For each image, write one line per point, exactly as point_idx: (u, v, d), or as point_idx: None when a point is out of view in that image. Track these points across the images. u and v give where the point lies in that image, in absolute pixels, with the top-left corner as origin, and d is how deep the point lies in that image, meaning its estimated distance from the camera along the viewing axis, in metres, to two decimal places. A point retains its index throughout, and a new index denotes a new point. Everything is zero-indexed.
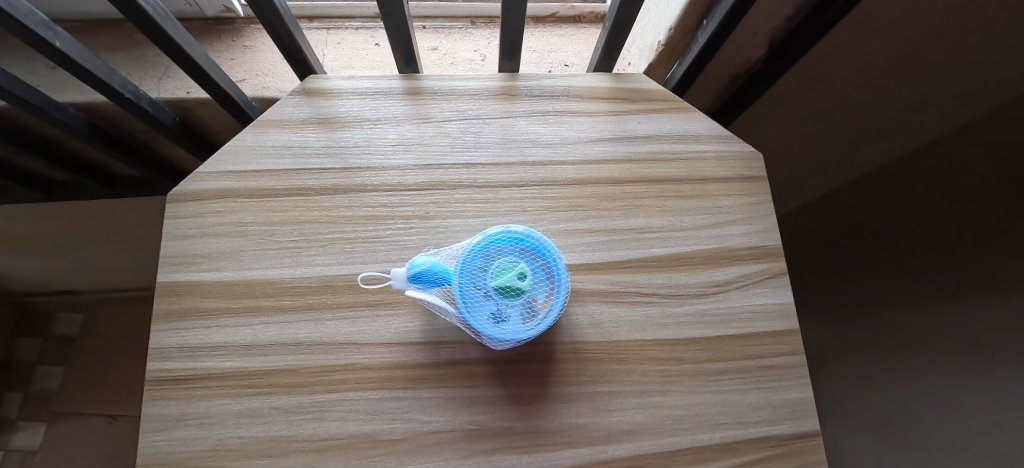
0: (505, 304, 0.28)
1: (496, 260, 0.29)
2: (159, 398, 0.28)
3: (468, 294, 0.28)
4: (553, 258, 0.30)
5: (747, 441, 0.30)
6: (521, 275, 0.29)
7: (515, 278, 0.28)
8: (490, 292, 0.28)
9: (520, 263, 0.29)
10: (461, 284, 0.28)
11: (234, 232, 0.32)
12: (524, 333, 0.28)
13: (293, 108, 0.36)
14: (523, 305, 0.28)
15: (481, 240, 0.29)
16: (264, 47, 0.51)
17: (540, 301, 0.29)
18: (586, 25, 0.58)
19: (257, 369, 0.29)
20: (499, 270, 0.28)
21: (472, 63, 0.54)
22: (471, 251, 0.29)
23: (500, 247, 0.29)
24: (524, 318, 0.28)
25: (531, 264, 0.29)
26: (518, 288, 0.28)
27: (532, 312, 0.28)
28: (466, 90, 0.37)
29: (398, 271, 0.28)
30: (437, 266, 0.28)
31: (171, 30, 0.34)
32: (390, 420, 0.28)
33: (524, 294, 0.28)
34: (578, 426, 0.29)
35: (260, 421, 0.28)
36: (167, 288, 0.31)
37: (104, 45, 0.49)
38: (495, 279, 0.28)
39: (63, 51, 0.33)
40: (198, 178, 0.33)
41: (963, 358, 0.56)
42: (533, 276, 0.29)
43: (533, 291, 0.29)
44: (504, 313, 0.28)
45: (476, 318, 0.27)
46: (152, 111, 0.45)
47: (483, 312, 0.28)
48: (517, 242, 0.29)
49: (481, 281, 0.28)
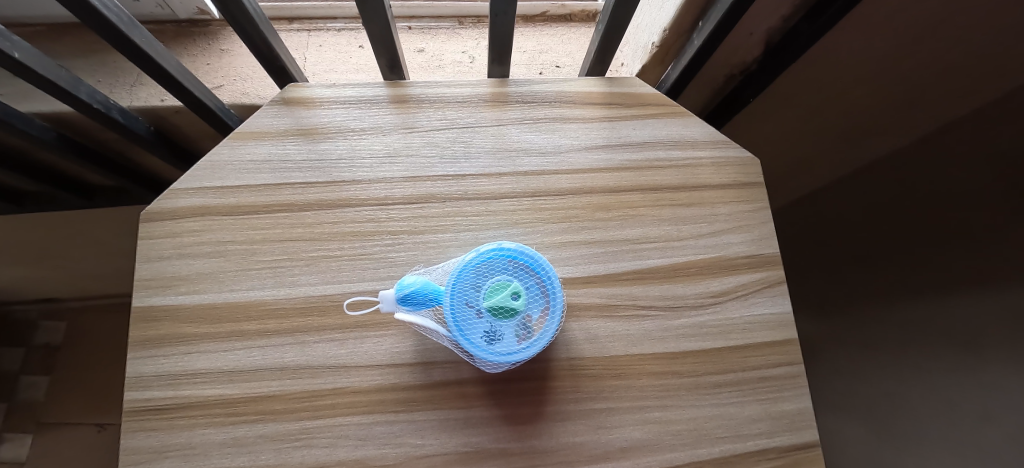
0: (499, 324, 0.27)
1: (489, 278, 0.28)
2: (139, 429, 0.27)
3: (461, 315, 0.27)
4: (548, 275, 0.29)
5: (745, 454, 0.29)
6: (516, 293, 0.28)
7: (509, 296, 0.27)
8: (483, 312, 0.27)
9: (514, 281, 0.28)
10: (453, 305, 0.27)
11: (212, 252, 0.30)
12: (518, 353, 0.27)
13: (272, 119, 0.34)
14: (517, 325, 0.27)
15: (473, 257, 0.28)
16: (242, 50, 0.49)
17: (535, 320, 0.28)
18: (577, 23, 0.56)
19: (241, 396, 0.27)
20: (493, 289, 0.27)
21: (461, 65, 0.52)
22: (463, 269, 0.28)
23: (493, 264, 0.28)
24: (518, 337, 0.27)
25: (526, 280, 0.28)
26: (512, 307, 0.27)
27: (527, 332, 0.28)
28: (454, 97, 0.36)
29: (387, 293, 0.27)
30: (427, 286, 0.27)
31: (137, 38, 0.32)
32: (382, 445, 0.27)
33: (519, 313, 0.27)
34: (576, 445, 0.28)
35: (246, 451, 0.27)
36: (144, 312, 0.29)
37: (73, 50, 0.47)
38: (488, 298, 0.27)
39: (22, 62, 0.31)
40: (173, 195, 0.31)
41: (956, 352, 0.56)
42: (528, 294, 0.28)
43: (528, 311, 0.28)
44: (498, 333, 0.27)
45: (468, 340, 0.26)
46: (125, 121, 0.42)
47: (475, 334, 0.27)
48: (510, 259, 0.29)
49: (474, 301, 0.27)
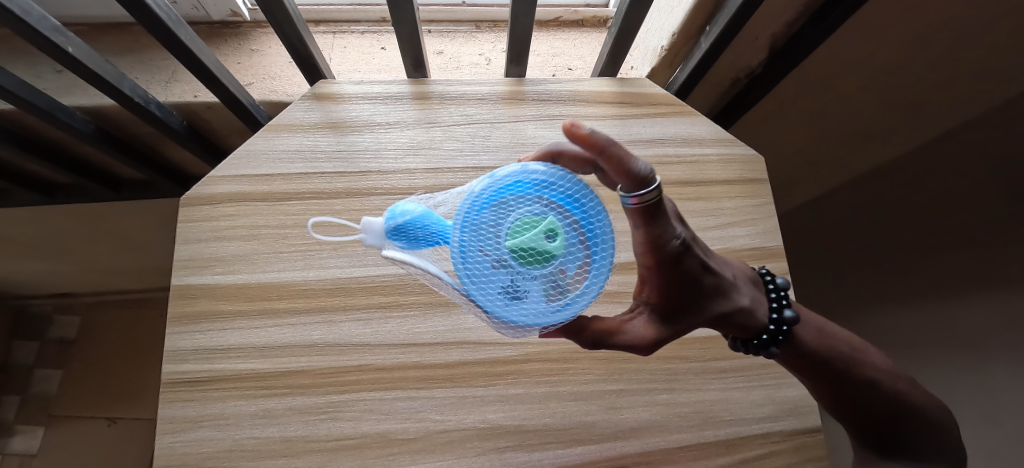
0: (523, 276, 0.19)
1: (511, 213, 0.19)
2: (175, 400, 0.28)
3: (470, 261, 0.19)
4: (594, 209, 0.19)
5: (750, 437, 0.31)
6: (552, 231, 0.19)
7: (541, 234, 0.19)
8: (499, 259, 0.19)
9: (546, 216, 0.19)
10: (460, 244, 0.19)
11: (247, 236, 0.33)
12: (548, 318, 0.19)
13: (303, 113, 0.36)
14: (547, 279, 0.19)
15: (486, 185, 0.20)
16: (270, 51, 0.51)
17: (571, 274, 0.19)
18: (588, 29, 0.58)
19: (272, 371, 0.29)
20: (518, 224, 0.19)
21: (477, 67, 0.55)
22: (474, 200, 0.20)
23: (515, 192, 0.20)
24: (548, 296, 0.19)
25: (566, 214, 0.19)
26: (545, 249, 0.19)
27: (560, 290, 0.19)
28: (474, 94, 0.38)
29: (369, 219, 0.23)
30: (429, 214, 0.22)
31: (182, 35, 0.34)
32: (404, 420, 0.29)
33: (551, 261, 0.19)
34: (587, 424, 0.30)
35: (275, 422, 0.28)
36: (182, 290, 0.31)
37: (112, 48, 0.49)
38: (511, 238, 0.19)
39: (75, 56, 0.33)
40: (210, 182, 0.33)
41: None
42: (565, 235, 0.19)
43: (562, 261, 0.19)
44: (521, 290, 0.19)
45: (482, 296, 0.19)
46: (161, 115, 0.45)
47: (488, 289, 0.19)
48: (537, 189, 0.20)
49: (487, 244, 0.19)
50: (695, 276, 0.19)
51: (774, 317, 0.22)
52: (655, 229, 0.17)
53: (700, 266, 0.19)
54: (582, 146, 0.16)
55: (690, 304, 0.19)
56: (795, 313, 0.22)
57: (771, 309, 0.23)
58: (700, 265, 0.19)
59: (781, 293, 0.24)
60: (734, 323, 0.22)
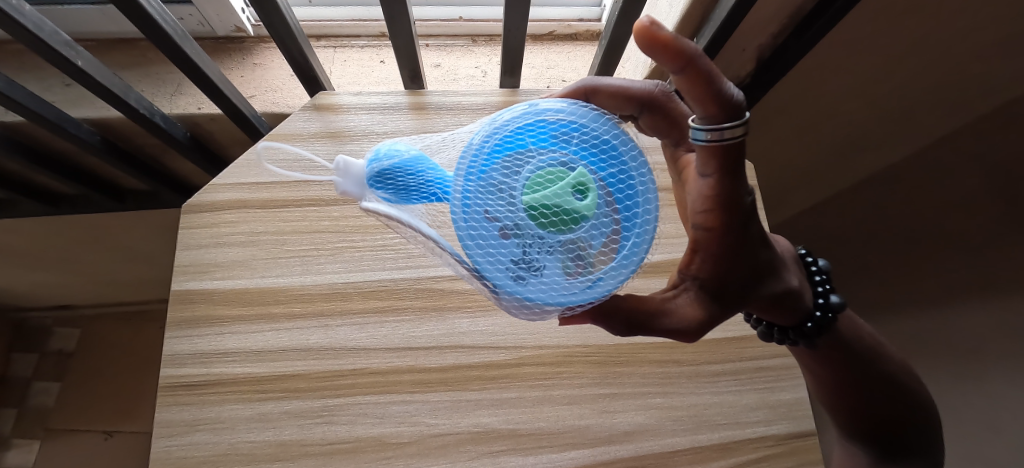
0: (538, 245, 0.17)
1: (524, 170, 0.17)
2: (172, 403, 0.29)
3: (476, 224, 0.16)
4: (621, 174, 0.17)
5: (744, 441, 0.31)
6: (579, 190, 0.17)
7: (567, 192, 0.16)
8: (511, 224, 0.17)
9: (567, 175, 0.17)
10: (465, 203, 0.17)
11: (246, 242, 0.33)
12: (570, 297, 0.16)
13: (304, 123, 0.38)
14: (567, 251, 0.17)
15: (501, 134, 0.18)
16: (273, 64, 0.53)
17: (597, 250, 0.17)
18: (582, 42, 0.60)
19: (268, 374, 0.30)
20: (539, 179, 0.17)
21: (473, 79, 0.56)
22: (483, 154, 0.17)
23: (538, 147, 0.18)
24: (569, 272, 0.17)
25: (594, 175, 0.17)
26: (572, 210, 0.16)
27: (582, 264, 0.17)
28: (469, 105, 0.39)
29: (346, 158, 0.20)
30: (423, 159, 0.20)
31: (188, 49, 0.35)
32: (398, 424, 0.29)
33: (577, 227, 0.16)
34: (581, 428, 0.30)
35: (271, 426, 0.28)
36: (182, 295, 0.32)
37: (120, 63, 0.51)
38: (529, 193, 0.17)
39: (84, 69, 0.34)
40: (212, 189, 0.34)
41: (978, 365, 0.56)
42: (591, 198, 0.17)
43: (588, 230, 0.17)
44: (535, 262, 0.16)
45: (489, 267, 0.16)
46: (166, 126, 0.46)
47: (500, 258, 0.16)
48: (562, 146, 0.18)
49: (497, 206, 0.17)
50: (750, 244, 0.17)
51: (821, 302, 0.24)
52: (728, 179, 0.15)
53: (754, 235, 0.17)
54: (657, 61, 0.12)
55: (740, 278, 0.17)
56: (840, 299, 0.24)
57: (818, 294, 0.24)
58: (754, 234, 0.17)
59: (824, 278, 0.25)
60: (777, 302, 0.21)
